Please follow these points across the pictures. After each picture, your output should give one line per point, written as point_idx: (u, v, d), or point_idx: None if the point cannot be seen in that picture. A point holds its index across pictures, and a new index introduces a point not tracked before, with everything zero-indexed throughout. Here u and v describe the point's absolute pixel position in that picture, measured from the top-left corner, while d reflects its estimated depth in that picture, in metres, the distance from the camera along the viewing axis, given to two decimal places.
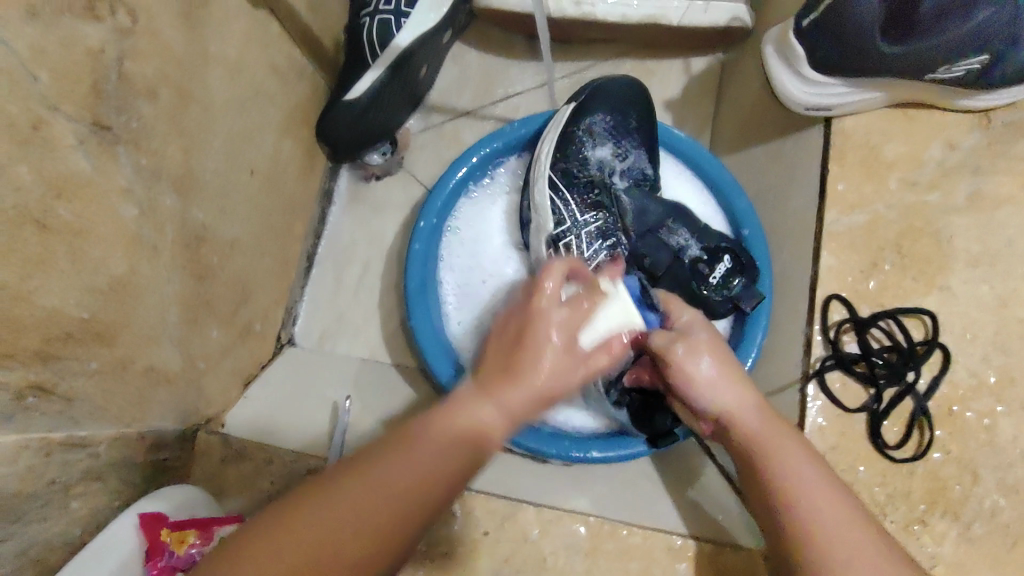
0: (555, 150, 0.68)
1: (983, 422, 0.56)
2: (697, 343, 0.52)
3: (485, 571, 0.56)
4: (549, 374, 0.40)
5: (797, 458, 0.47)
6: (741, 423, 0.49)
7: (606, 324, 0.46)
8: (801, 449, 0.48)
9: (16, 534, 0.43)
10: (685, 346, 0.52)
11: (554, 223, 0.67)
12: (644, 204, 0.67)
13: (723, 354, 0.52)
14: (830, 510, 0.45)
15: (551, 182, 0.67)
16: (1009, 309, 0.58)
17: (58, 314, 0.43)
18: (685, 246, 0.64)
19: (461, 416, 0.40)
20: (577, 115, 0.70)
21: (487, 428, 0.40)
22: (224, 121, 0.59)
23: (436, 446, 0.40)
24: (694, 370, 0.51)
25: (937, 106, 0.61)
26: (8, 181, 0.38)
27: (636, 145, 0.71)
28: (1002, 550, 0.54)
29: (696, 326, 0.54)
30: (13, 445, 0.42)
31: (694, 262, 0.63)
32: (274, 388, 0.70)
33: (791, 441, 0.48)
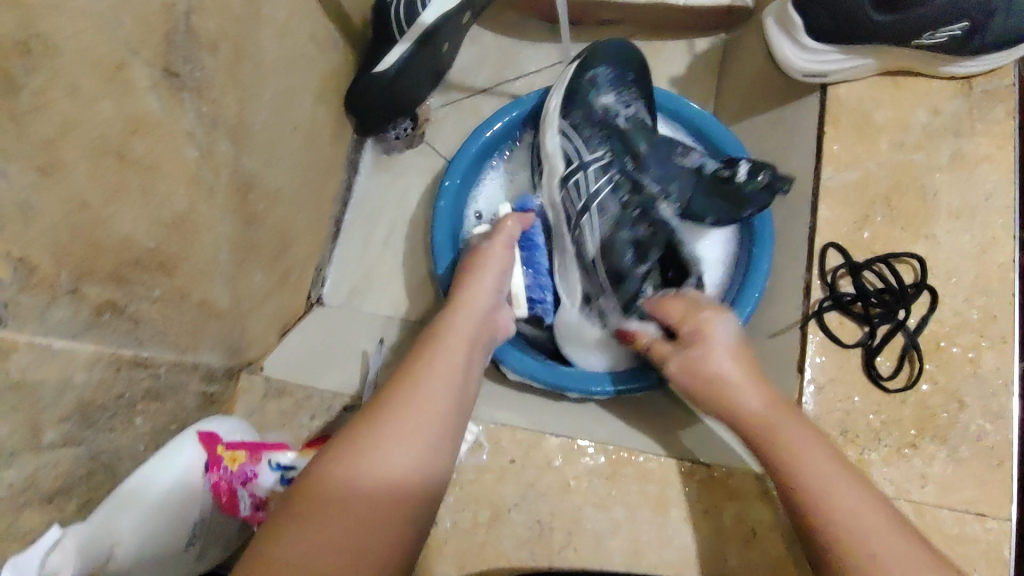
0: (563, 101, 0.73)
1: (968, 355, 0.61)
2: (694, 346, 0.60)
3: (511, 495, 0.61)
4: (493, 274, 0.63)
5: (807, 445, 0.51)
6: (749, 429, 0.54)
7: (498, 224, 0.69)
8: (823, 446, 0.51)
9: (88, 440, 0.47)
10: (699, 349, 0.60)
11: (564, 164, 0.71)
12: (654, 138, 0.72)
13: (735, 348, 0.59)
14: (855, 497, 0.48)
15: (562, 130, 0.72)
16: (990, 256, 0.63)
17: (130, 240, 0.47)
18: (701, 164, 0.69)
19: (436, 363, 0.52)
20: (580, 70, 0.74)
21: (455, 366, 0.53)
22: (271, 81, 0.63)
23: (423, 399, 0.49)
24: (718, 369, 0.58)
25: (922, 74, 0.67)
26: (93, 114, 0.42)
27: (637, 95, 0.75)
28: (986, 471, 0.58)
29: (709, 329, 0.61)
30: (92, 354, 0.45)
31: (715, 173, 0.67)
32: (307, 337, 0.75)
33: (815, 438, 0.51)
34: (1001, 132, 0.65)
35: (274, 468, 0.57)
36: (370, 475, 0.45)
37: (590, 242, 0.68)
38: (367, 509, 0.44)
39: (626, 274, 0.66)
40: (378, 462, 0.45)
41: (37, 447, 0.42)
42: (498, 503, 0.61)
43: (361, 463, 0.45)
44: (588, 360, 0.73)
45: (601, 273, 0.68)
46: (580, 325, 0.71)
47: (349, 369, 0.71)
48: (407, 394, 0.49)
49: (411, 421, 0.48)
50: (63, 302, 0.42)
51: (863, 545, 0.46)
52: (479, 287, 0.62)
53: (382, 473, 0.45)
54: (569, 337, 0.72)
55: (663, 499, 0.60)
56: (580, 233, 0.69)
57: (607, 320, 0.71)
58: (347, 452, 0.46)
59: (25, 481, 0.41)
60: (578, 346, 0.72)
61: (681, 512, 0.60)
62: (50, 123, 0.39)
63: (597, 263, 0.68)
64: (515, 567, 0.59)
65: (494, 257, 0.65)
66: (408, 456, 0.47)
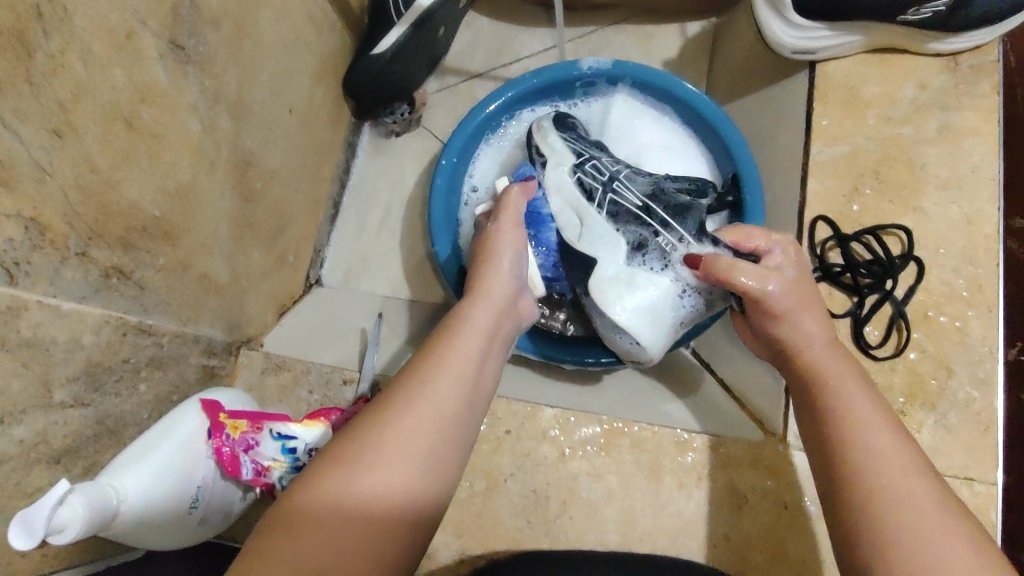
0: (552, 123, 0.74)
1: (955, 324, 0.62)
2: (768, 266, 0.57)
3: (507, 465, 0.62)
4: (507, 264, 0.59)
5: (863, 410, 0.49)
6: (809, 353, 0.54)
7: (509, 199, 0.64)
8: (876, 409, 0.49)
9: (95, 402, 0.48)
10: (794, 271, 0.57)
11: (574, 157, 0.71)
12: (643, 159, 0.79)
13: (807, 277, 0.57)
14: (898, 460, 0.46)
15: (561, 136, 0.72)
16: (977, 226, 0.64)
17: (136, 207, 0.49)
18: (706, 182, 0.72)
19: (441, 363, 0.49)
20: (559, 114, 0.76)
21: (460, 366, 0.49)
22: (270, 60, 0.65)
23: (424, 401, 0.46)
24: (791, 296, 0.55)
25: (910, 51, 0.68)
26: (104, 80, 0.44)
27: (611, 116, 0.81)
28: (974, 436, 0.60)
29: (787, 263, 0.57)
30: (98, 317, 0.47)
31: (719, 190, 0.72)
32: (306, 317, 0.76)
33: (865, 400, 0.50)
34: (987, 105, 0.66)
35: (276, 437, 0.58)
36: (365, 484, 0.43)
37: (629, 199, 0.67)
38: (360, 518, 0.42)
39: (692, 207, 0.66)
40: (372, 470, 0.43)
41: (47, 404, 0.43)
42: (495, 473, 0.62)
43: (354, 470, 0.43)
44: (649, 324, 0.61)
45: (654, 217, 0.65)
46: (635, 274, 0.62)
47: (348, 346, 0.72)
48: (412, 395, 0.47)
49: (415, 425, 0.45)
50: (71, 263, 0.44)
51: (907, 511, 0.43)
52: (494, 275, 0.58)
53: (377, 485, 0.43)
54: (627, 291, 0.61)
55: (658, 468, 0.61)
56: (614, 196, 0.67)
57: (670, 260, 0.62)
58: (342, 458, 0.43)
59: (34, 436, 0.42)
60: (640, 305, 0.61)
61: (674, 480, 0.61)
62: (63, 86, 0.40)
63: (646, 210, 0.65)
64: (512, 534, 0.60)
65: (506, 240, 0.61)
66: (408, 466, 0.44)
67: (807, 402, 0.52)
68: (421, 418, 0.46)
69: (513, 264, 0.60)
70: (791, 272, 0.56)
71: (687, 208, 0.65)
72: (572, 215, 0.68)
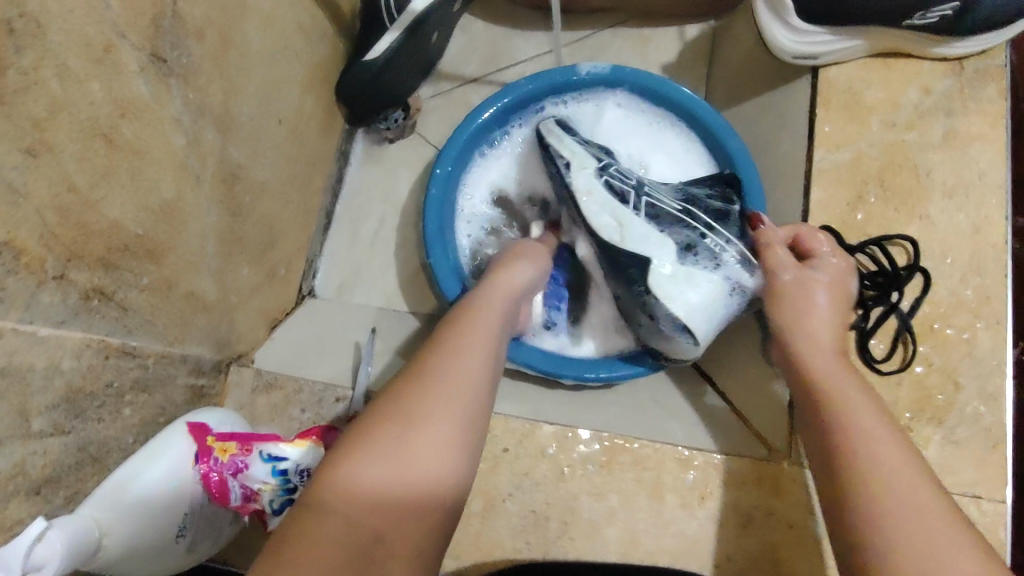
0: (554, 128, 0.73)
1: (962, 336, 0.60)
2: (808, 271, 0.59)
3: (505, 484, 0.60)
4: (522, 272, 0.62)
5: (859, 408, 0.49)
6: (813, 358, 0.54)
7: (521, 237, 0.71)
8: (873, 410, 0.49)
9: (76, 430, 0.46)
10: (840, 260, 0.59)
11: (596, 162, 0.70)
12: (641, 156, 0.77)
13: (841, 288, 0.58)
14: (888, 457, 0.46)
15: (575, 141, 0.71)
16: (984, 235, 0.62)
17: (119, 226, 0.47)
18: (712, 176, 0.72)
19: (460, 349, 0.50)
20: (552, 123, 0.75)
21: (480, 355, 0.50)
22: (257, 70, 0.63)
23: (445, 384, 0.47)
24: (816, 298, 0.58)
25: (914, 55, 0.66)
26: (82, 95, 0.42)
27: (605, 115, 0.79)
28: (983, 451, 0.58)
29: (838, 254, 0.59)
30: (79, 341, 0.45)
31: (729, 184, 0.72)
32: (299, 331, 0.74)
33: (864, 401, 0.50)
34: (993, 110, 0.65)
35: (267, 459, 0.56)
36: (383, 468, 0.43)
37: (666, 203, 0.67)
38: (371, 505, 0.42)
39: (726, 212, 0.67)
40: (388, 458, 0.43)
41: (23, 434, 0.41)
42: (493, 493, 0.60)
43: (371, 455, 0.43)
44: (705, 318, 0.63)
45: (698, 220, 0.65)
46: (693, 273, 0.63)
47: (341, 361, 0.70)
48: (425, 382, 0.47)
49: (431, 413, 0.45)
50: (50, 287, 0.42)
51: (890, 510, 0.43)
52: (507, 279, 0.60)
53: (393, 468, 0.43)
54: (688, 288, 0.63)
55: (660, 486, 0.60)
56: (650, 199, 0.67)
57: (721, 261, 0.63)
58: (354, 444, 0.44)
59: (12, 467, 0.40)
60: (697, 302, 0.62)
61: (677, 499, 0.59)
62: (39, 102, 0.39)
63: (687, 215, 0.66)
64: (510, 556, 0.58)
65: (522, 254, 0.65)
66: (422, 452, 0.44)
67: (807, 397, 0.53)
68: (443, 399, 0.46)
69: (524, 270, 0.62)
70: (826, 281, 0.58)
71: (725, 213, 0.67)
72: (609, 220, 0.67)
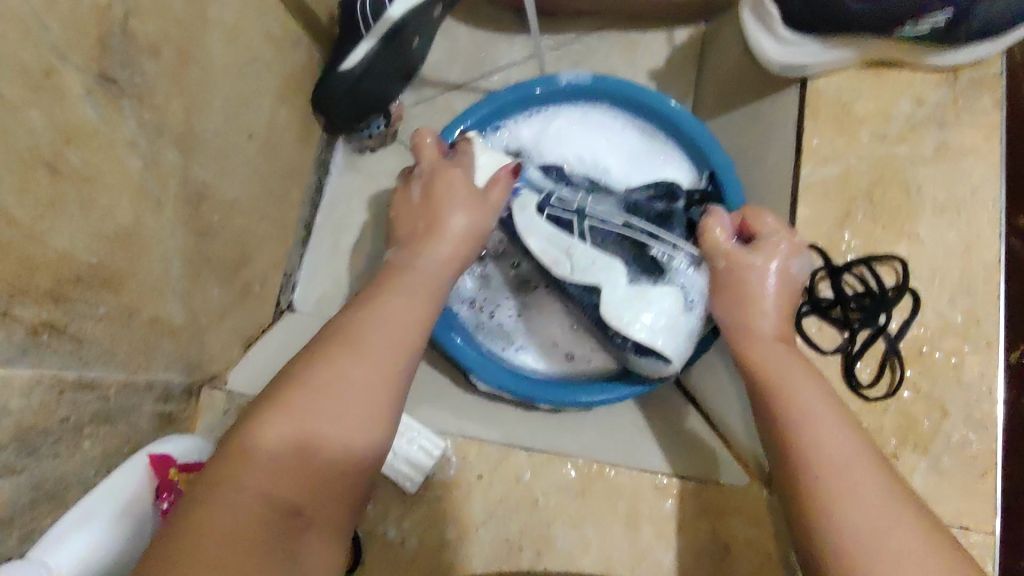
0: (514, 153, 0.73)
1: (951, 360, 0.58)
2: (745, 258, 0.60)
3: (479, 512, 0.59)
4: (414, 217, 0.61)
5: (833, 435, 0.48)
6: (782, 377, 0.52)
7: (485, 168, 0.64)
8: (848, 436, 0.48)
9: (29, 467, 0.44)
10: (784, 241, 0.58)
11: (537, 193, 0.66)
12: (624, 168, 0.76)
13: (785, 274, 0.58)
14: (865, 490, 0.44)
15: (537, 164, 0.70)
16: (974, 253, 0.60)
17: (70, 257, 0.45)
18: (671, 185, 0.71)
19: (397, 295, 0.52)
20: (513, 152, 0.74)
21: (399, 313, 0.50)
22: (223, 85, 0.61)
23: (368, 353, 0.45)
24: (758, 286, 0.58)
25: (905, 65, 0.64)
26: (21, 124, 0.40)
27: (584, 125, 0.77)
28: (970, 481, 0.56)
29: (781, 234, 0.59)
30: (28, 380, 0.43)
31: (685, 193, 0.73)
32: (274, 348, 0.73)
33: (838, 426, 0.48)
34: (989, 122, 0.62)
35: None
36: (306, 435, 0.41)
37: (608, 221, 0.64)
38: (284, 479, 0.40)
39: (671, 214, 0.67)
40: (311, 421, 0.41)
41: None
42: (466, 521, 0.59)
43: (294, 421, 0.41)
44: (666, 335, 0.61)
45: (638, 232, 0.64)
46: (645, 290, 0.62)
47: None
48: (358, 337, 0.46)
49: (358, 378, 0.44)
50: None
51: (873, 553, 0.42)
52: (447, 219, 0.59)
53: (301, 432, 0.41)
54: (642, 307, 0.61)
55: (636, 515, 0.58)
56: (593, 223, 0.64)
57: (670, 270, 0.62)
58: (281, 398, 0.42)
59: None
60: (657, 321, 0.61)
61: (654, 529, 0.58)
62: None
63: (628, 227, 0.64)
64: None
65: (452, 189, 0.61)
66: (326, 406, 0.42)
67: (757, 396, 0.54)
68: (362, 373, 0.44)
69: (472, 211, 0.60)
70: (769, 263, 0.58)
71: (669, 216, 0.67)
72: (556, 252, 0.64)
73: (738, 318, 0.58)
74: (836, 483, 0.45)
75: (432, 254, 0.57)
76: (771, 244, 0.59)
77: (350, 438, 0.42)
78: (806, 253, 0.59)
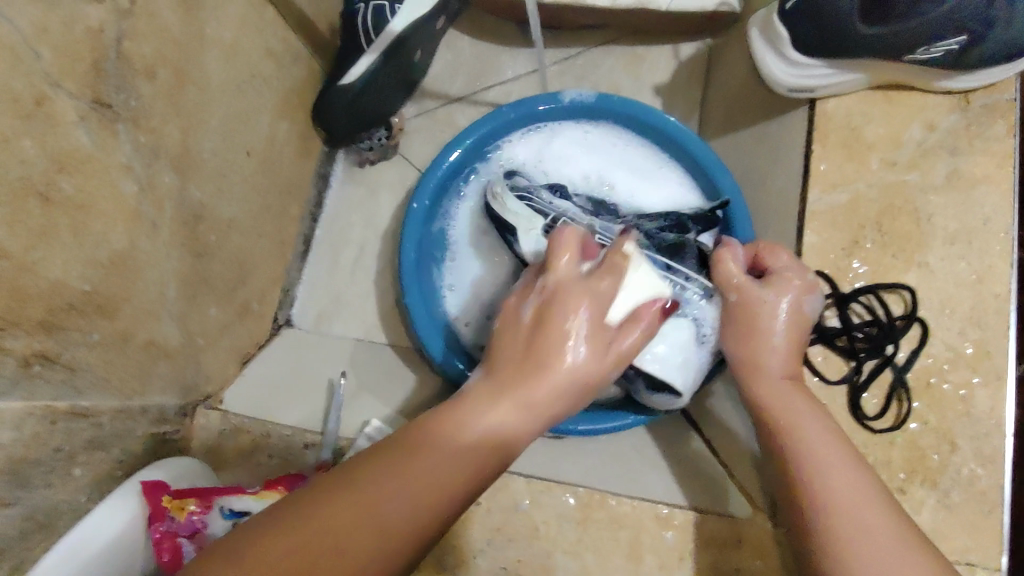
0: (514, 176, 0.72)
1: (959, 393, 0.57)
2: (752, 292, 0.58)
3: (477, 540, 0.58)
4: (568, 373, 0.43)
5: (838, 462, 0.48)
6: (788, 406, 0.52)
7: (627, 302, 0.50)
8: (851, 463, 0.48)
9: (22, 500, 0.44)
10: (796, 277, 0.56)
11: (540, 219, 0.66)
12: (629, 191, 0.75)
13: (798, 312, 0.56)
14: (867, 519, 0.44)
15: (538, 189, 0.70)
16: (985, 285, 0.58)
17: (62, 286, 0.44)
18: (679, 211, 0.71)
19: (532, 388, 0.43)
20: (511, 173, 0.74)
21: (499, 433, 0.42)
22: (221, 103, 0.60)
23: (477, 448, 0.40)
24: (771, 322, 0.57)
25: (917, 89, 0.62)
26: (12, 155, 0.39)
27: (586, 144, 0.77)
28: (978, 517, 0.55)
29: (792, 267, 0.57)
30: (18, 411, 0.42)
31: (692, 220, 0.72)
32: (272, 364, 0.72)
33: (842, 452, 0.48)
34: (1001, 150, 0.61)
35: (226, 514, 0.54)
36: (395, 510, 0.36)
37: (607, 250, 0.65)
38: (305, 572, 0.32)
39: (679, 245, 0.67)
40: (467, 424, 0.41)
41: None
42: (463, 550, 0.58)
43: (410, 469, 0.38)
44: (682, 371, 0.62)
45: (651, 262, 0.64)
46: None
47: (314, 402, 0.68)
48: (521, 388, 0.43)
49: (472, 441, 0.41)
50: None
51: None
52: (567, 356, 0.43)
53: (421, 510, 0.37)
54: (654, 341, 0.61)
55: (637, 547, 0.57)
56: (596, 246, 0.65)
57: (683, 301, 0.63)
58: (412, 440, 0.40)
59: None
60: (669, 352, 0.61)
61: (655, 560, 0.57)
62: None
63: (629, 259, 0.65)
64: None
65: (578, 302, 0.45)
66: (442, 478, 0.38)
67: (763, 426, 0.53)
68: (457, 476, 0.39)
69: (594, 351, 0.44)
70: (780, 300, 0.56)
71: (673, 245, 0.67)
72: None
73: (747, 353, 0.58)
74: (835, 510, 0.45)
75: (553, 385, 0.43)
76: (784, 281, 0.56)
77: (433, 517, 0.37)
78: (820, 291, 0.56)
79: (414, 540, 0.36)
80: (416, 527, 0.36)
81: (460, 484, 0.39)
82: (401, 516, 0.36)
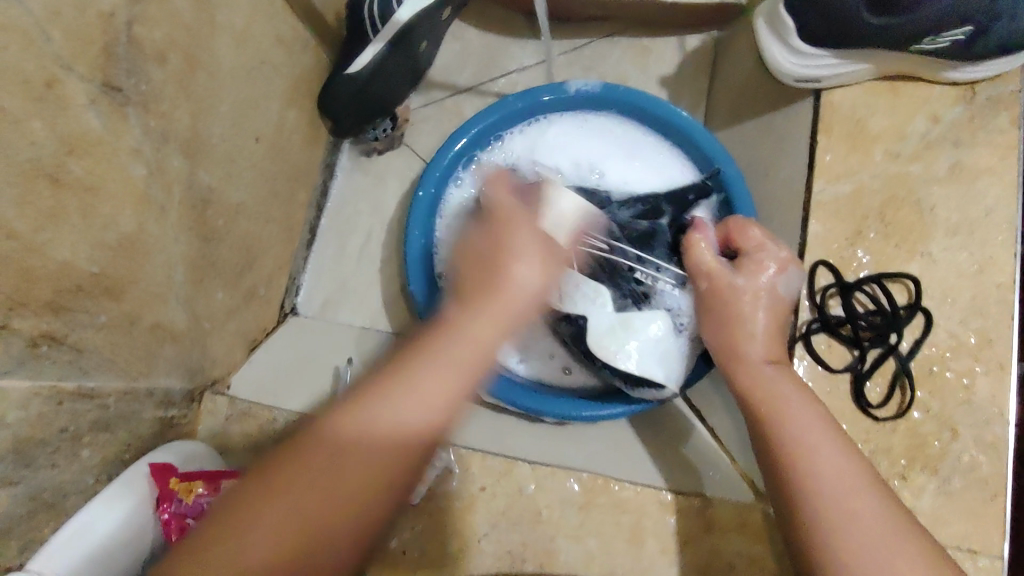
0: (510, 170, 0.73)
1: (962, 382, 0.57)
2: (727, 278, 0.58)
3: (480, 525, 0.58)
4: (512, 299, 0.51)
5: (838, 466, 0.47)
6: (783, 406, 0.51)
7: (557, 222, 0.61)
8: (852, 467, 0.47)
9: (27, 478, 0.44)
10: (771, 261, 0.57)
11: None
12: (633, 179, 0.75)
13: (777, 298, 0.56)
14: (880, 534, 0.44)
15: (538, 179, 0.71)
16: (987, 275, 0.59)
17: (70, 267, 0.44)
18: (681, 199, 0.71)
19: (468, 328, 0.49)
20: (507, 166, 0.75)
21: (452, 372, 0.47)
22: (230, 89, 0.60)
23: (434, 381, 0.46)
24: (751, 307, 0.56)
25: (923, 79, 0.63)
26: (21, 136, 0.39)
27: (591, 133, 0.77)
28: (979, 505, 0.55)
29: (770, 248, 0.58)
30: (27, 390, 0.43)
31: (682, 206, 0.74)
32: (277, 352, 0.73)
33: (843, 457, 0.48)
34: (1004, 143, 0.61)
35: None
36: (361, 443, 0.44)
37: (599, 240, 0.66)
38: (315, 508, 0.43)
39: (657, 232, 0.69)
40: (416, 370, 0.46)
41: None
42: (467, 533, 0.58)
43: (367, 417, 0.45)
44: (662, 362, 0.63)
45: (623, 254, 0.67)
46: (630, 318, 0.64)
47: (319, 388, 0.69)
48: (437, 344, 0.48)
49: (430, 377, 0.46)
50: None
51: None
52: (511, 277, 0.52)
53: (380, 437, 0.45)
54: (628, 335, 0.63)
55: (639, 532, 0.58)
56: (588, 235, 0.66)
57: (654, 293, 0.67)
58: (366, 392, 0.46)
59: None
60: (646, 346, 0.64)
61: (656, 544, 0.57)
62: None
63: (612, 251, 0.67)
64: None
65: (523, 228, 0.56)
66: (403, 410, 0.45)
67: (756, 423, 0.52)
68: (420, 398, 0.46)
69: (537, 269, 0.53)
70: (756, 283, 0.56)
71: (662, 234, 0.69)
72: None
73: (726, 341, 0.57)
74: (844, 524, 0.45)
75: (492, 314, 0.50)
76: (756, 263, 0.57)
77: (404, 438, 0.45)
78: (795, 270, 0.57)
79: (393, 462, 0.45)
80: (382, 460, 0.45)
81: (422, 417, 0.46)
82: (354, 448, 0.44)
